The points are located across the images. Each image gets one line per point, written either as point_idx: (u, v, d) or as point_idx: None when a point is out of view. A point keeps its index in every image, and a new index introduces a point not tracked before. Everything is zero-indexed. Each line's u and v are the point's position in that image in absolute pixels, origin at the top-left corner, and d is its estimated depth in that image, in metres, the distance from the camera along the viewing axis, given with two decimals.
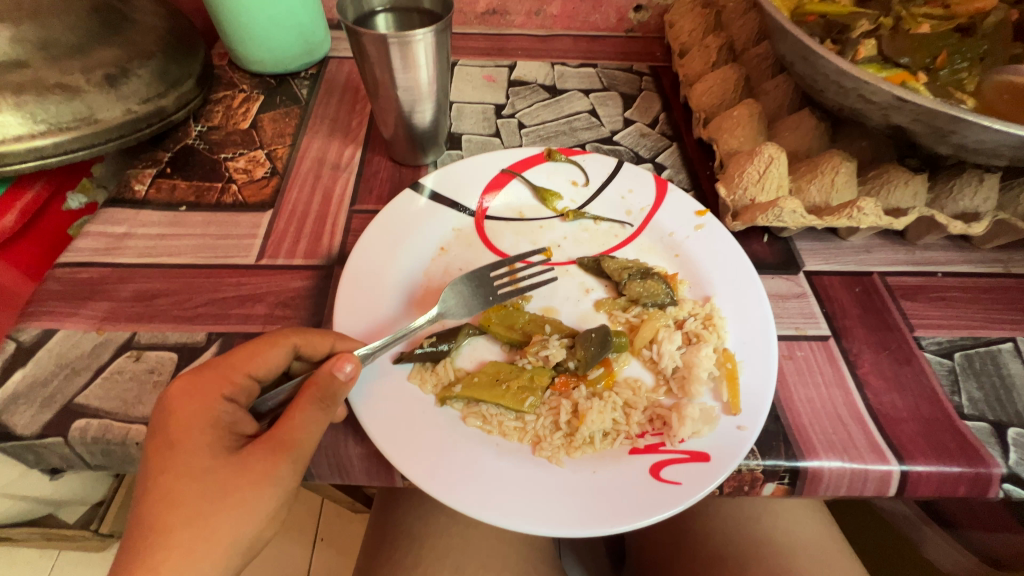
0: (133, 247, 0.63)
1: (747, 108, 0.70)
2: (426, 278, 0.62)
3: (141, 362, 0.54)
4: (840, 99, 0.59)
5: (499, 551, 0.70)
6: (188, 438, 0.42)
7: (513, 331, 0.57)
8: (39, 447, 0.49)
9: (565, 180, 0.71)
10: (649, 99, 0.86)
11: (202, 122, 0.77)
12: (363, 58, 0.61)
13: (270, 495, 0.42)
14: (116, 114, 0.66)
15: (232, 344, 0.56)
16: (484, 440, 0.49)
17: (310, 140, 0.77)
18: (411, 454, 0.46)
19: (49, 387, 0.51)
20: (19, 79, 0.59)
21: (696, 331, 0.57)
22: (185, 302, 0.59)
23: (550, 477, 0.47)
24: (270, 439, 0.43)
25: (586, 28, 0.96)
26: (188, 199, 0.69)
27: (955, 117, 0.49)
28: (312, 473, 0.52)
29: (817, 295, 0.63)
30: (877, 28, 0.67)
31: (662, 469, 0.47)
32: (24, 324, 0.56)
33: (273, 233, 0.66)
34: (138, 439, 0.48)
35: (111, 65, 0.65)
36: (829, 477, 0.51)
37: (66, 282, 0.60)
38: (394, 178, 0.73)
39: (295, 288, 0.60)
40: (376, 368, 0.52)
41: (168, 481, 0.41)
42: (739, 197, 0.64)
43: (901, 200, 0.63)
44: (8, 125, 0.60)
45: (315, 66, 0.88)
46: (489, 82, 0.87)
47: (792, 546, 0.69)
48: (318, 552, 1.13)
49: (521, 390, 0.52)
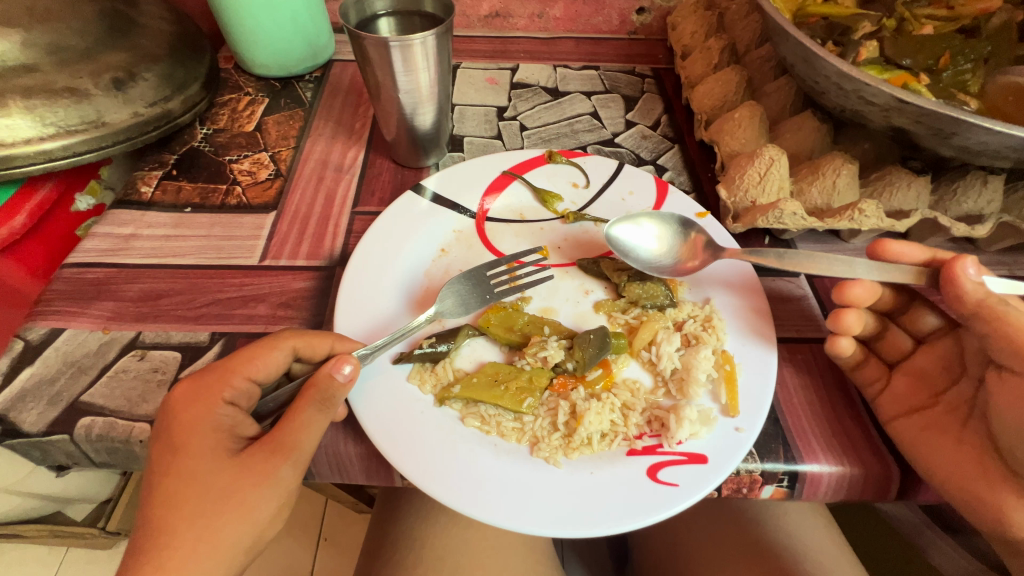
0: (140, 248, 0.64)
1: (748, 110, 0.69)
2: (427, 278, 0.62)
3: (146, 361, 0.54)
4: (841, 101, 0.59)
5: (500, 551, 0.71)
6: (190, 441, 0.43)
7: (511, 332, 0.57)
8: (45, 444, 0.50)
9: (565, 181, 0.72)
10: (651, 101, 0.86)
11: (208, 125, 0.79)
12: (365, 61, 0.62)
13: (269, 496, 0.43)
14: (124, 116, 0.67)
15: (235, 344, 0.56)
16: (481, 440, 0.49)
17: (313, 142, 0.78)
18: (409, 455, 0.47)
19: (55, 385, 0.52)
20: (28, 83, 0.61)
21: (696, 332, 0.57)
22: (189, 302, 0.59)
23: (546, 477, 0.47)
24: (269, 441, 0.44)
25: (588, 30, 0.97)
26: (193, 201, 0.70)
27: (957, 118, 0.49)
28: (313, 472, 0.52)
29: (819, 297, 0.63)
30: (879, 29, 0.67)
31: (659, 470, 0.47)
32: (33, 323, 0.57)
33: (276, 234, 0.66)
34: (142, 437, 0.49)
35: (119, 69, 0.66)
36: (829, 480, 0.50)
37: (73, 282, 0.61)
38: (396, 180, 0.74)
39: (298, 289, 0.61)
40: (375, 368, 0.52)
41: (171, 482, 0.41)
42: (739, 199, 0.64)
43: (903, 202, 0.62)
44: (18, 128, 0.61)
45: (320, 68, 0.89)
46: (491, 84, 0.87)
47: (795, 547, 0.69)
48: (321, 552, 1.14)
49: (520, 391, 0.52)
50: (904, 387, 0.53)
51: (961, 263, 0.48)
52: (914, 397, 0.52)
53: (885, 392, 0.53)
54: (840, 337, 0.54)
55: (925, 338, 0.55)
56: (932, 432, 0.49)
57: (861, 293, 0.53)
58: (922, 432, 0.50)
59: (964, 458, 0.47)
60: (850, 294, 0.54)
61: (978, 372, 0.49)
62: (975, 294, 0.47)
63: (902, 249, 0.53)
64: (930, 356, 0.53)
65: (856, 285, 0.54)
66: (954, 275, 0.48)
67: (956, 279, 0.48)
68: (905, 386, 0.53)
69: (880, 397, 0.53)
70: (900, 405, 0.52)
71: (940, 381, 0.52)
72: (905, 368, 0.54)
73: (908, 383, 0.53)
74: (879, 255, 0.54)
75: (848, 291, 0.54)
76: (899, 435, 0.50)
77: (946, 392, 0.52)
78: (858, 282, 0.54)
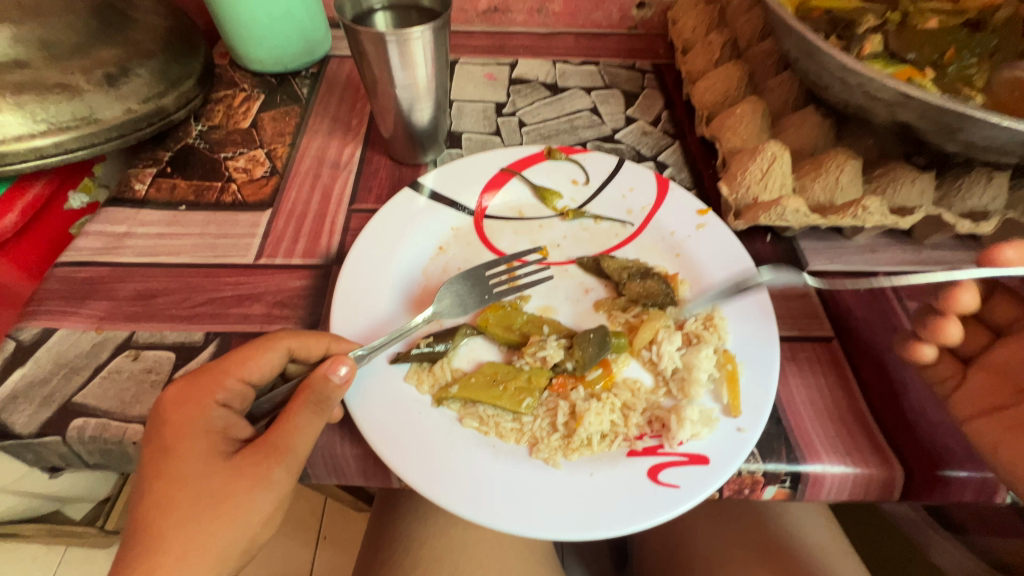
0: (133, 246, 0.63)
1: (750, 105, 0.69)
2: (424, 277, 0.61)
3: (139, 361, 0.54)
4: (845, 96, 0.58)
5: (499, 551, 0.70)
6: (182, 443, 0.42)
7: (510, 331, 0.56)
8: (36, 446, 0.49)
9: (564, 178, 0.71)
10: (651, 97, 0.85)
11: (203, 122, 0.78)
12: (361, 57, 0.61)
13: (261, 500, 0.42)
14: (116, 113, 0.66)
15: (231, 344, 0.55)
16: (481, 441, 0.49)
17: (310, 139, 0.77)
18: (411, 458, 0.46)
19: (47, 386, 0.51)
20: (19, 79, 0.60)
21: (697, 332, 0.56)
22: (184, 301, 0.59)
23: (547, 479, 0.47)
24: (263, 442, 0.43)
25: (588, 26, 0.96)
26: (188, 198, 0.69)
27: (963, 113, 0.48)
28: (308, 473, 0.51)
29: (821, 295, 0.62)
30: (883, 23, 0.66)
31: (660, 471, 0.47)
32: (24, 323, 0.56)
33: (272, 232, 0.66)
34: (135, 439, 0.48)
35: (111, 64, 0.65)
36: (832, 481, 0.50)
37: (66, 281, 0.60)
38: (394, 177, 0.73)
39: (294, 288, 0.60)
40: (372, 368, 0.51)
41: (162, 485, 0.40)
42: (741, 195, 0.63)
43: (907, 199, 0.61)
44: (8, 124, 0.60)
45: (316, 64, 0.88)
46: (490, 80, 0.86)
47: (797, 548, 0.68)
48: (320, 551, 1.13)
49: (519, 391, 0.52)
50: (982, 384, 0.50)
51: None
52: (994, 394, 0.50)
53: (959, 390, 0.51)
54: (927, 345, 0.51)
55: (1004, 329, 0.52)
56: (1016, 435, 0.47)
57: (970, 301, 0.50)
58: (1005, 433, 0.48)
59: None
60: (957, 302, 0.50)
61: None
62: None
63: (1017, 255, 0.48)
64: (1013, 349, 0.50)
65: (962, 292, 0.50)
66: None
67: None
68: (983, 383, 0.50)
69: (955, 396, 0.51)
70: (978, 403, 0.50)
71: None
72: (983, 364, 0.51)
73: (988, 380, 0.50)
74: (990, 265, 0.49)
75: (955, 298, 0.50)
76: (977, 435, 0.49)
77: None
78: (964, 289, 0.50)
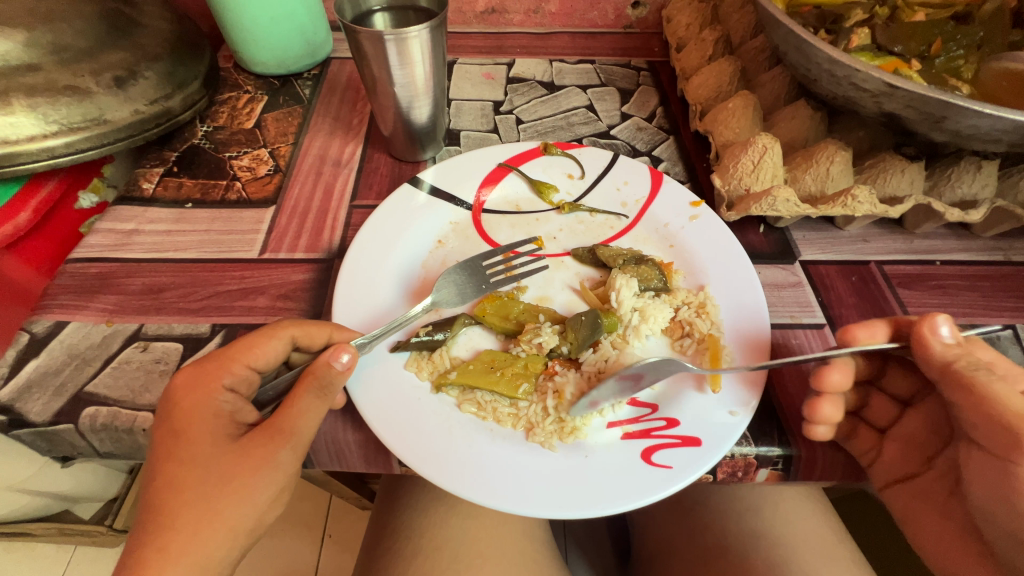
0: (141, 243, 0.65)
1: (742, 99, 0.70)
2: (424, 268, 0.63)
3: (148, 352, 0.55)
4: (833, 88, 0.59)
5: (499, 542, 0.71)
6: (190, 427, 0.44)
7: (507, 320, 0.58)
8: (50, 433, 0.50)
9: (560, 173, 0.72)
10: (646, 93, 0.87)
11: (207, 123, 0.80)
12: (360, 55, 0.62)
13: (268, 481, 0.44)
14: (124, 114, 0.68)
15: (236, 335, 0.57)
16: (478, 425, 0.50)
17: (312, 138, 0.79)
18: (411, 441, 0.47)
19: (60, 376, 0.53)
20: (31, 81, 0.62)
21: (689, 319, 0.57)
22: (191, 295, 0.60)
23: (544, 461, 0.48)
24: (268, 424, 0.44)
25: (584, 25, 0.98)
26: (194, 196, 0.71)
27: (947, 102, 0.49)
28: (312, 459, 0.53)
29: (813, 283, 0.63)
30: (872, 17, 0.68)
31: (654, 452, 0.48)
32: (38, 316, 0.58)
33: (275, 228, 0.67)
34: (145, 426, 0.50)
35: (120, 67, 0.67)
36: (823, 461, 0.52)
37: (77, 276, 0.62)
38: (394, 173, 0.75)
39: (296, 281, 0.62)
40: (373, 357, 0.53)
41: (174, 466, 0.42)
42: (734, 187, 0.65)
43: (897, 188, 0.62)
44: (22, 126, 0.62)
45: (318, 66, 0.90)
46: (488, 79, 0.88)
47: (795, 538, 0.68)
48: (325, 549, 1.14)
49: (515, 377, 0.53)
50: (894, 456, 0.51)
51: (931, 323, 0.45)
52: (906, 465, 0.51)
53: (876, 463, 0.52)
54: (818, 425, 0.49)
55: (908, 398, 0.53)
56: (920, 502, 0.50)
57: (840, 379, 0.49)
58: (912, 501, 0.51)
59: (948, 536, 0.48)
60: (827, 381, 0.49)
61: (958, 441, 0.47)
62: (942, 356, 0.44)
63: (866, 334, 0.48)
64: (916, 421, 0.51)
65: (830, 371, 0.49)
66: (923, 338, 0.45)
67: (925, 340, 0.45)
68: (895, 456, 0.51)
69: (874, 466, 0.52)
70: (890, 474, 0.51)
71: (929, 443, 0.51)
72: (894, 435, 0.52)
73: (897, 452, 0.51)
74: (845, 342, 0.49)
75: (824, 378, 0.49)
76: (892, 501, 0.52)
77: (937, 457, 0.50)
78: (834, 367, 0.49)
